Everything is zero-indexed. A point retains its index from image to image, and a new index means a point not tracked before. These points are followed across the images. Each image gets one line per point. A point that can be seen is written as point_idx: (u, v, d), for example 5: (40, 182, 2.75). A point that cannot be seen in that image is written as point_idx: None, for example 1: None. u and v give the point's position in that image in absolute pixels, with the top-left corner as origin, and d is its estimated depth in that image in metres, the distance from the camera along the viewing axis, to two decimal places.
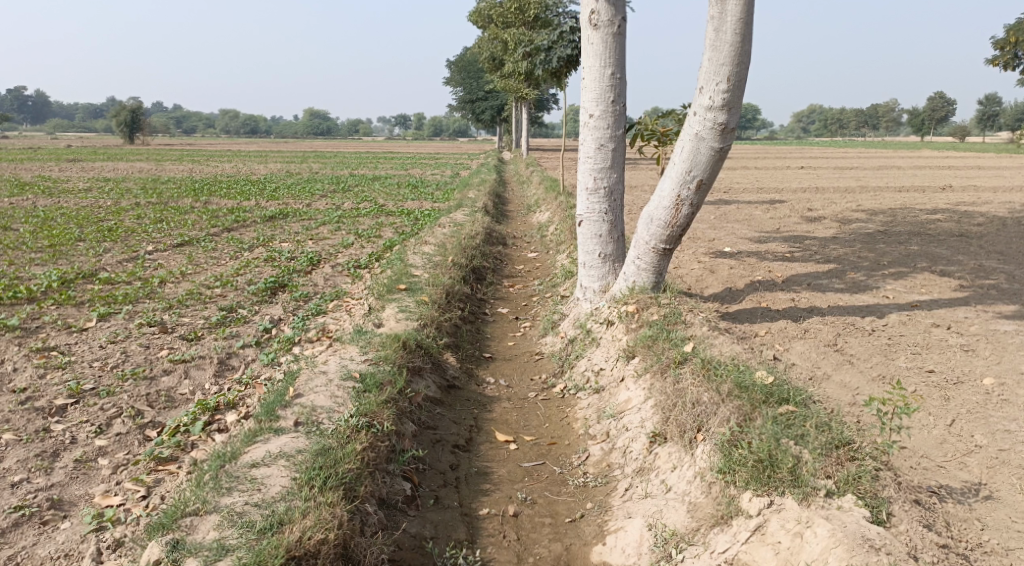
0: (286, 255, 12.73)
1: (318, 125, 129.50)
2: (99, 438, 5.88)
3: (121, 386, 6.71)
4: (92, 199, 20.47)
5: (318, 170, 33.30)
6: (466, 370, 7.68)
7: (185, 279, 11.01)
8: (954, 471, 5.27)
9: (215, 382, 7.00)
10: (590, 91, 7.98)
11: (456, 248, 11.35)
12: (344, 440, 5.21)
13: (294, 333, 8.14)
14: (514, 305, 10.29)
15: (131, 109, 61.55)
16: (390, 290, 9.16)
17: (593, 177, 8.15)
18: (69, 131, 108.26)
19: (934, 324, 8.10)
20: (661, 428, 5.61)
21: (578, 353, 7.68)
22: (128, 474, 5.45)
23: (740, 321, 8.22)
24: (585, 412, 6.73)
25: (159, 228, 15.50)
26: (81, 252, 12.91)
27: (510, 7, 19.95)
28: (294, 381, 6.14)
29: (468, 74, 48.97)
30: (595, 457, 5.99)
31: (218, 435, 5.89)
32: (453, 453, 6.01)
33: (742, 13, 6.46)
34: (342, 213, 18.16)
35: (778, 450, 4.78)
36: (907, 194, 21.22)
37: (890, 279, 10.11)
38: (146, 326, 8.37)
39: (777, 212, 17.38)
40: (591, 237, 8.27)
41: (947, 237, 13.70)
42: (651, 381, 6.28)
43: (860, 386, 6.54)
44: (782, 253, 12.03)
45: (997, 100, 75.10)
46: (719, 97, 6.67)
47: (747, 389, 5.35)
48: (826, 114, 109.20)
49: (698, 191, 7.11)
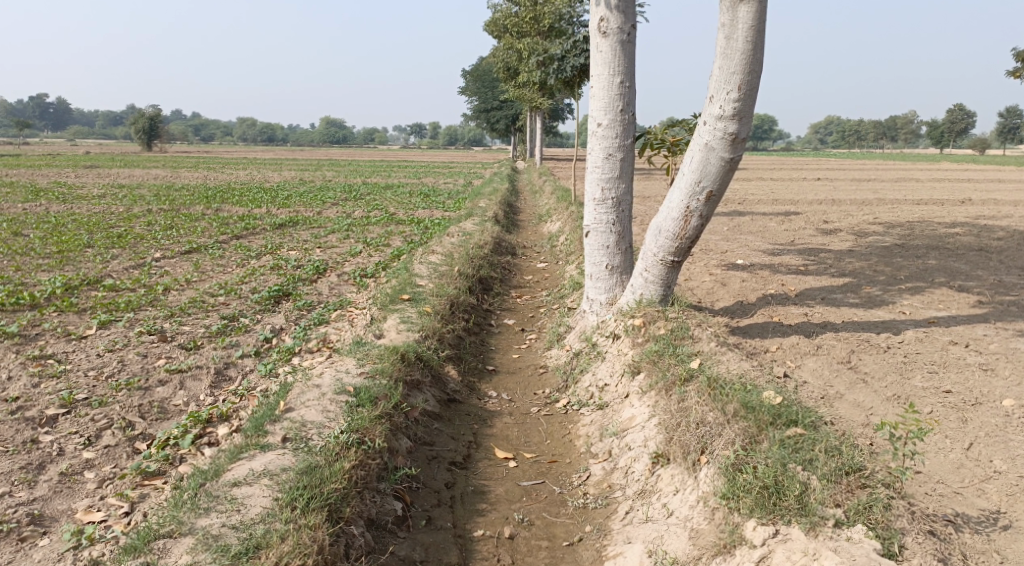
0: (293, 263, 12.61)
1: (335, 133, 130.08)
2: (87, 450, 5.74)
3: (115, 396, 6.58)
4: (105, 205, 20.50)
5: (332, 177, 33.30)
6: (468, 383, 7.50)
7: (189, 286, 10.90)
8: (972, 498, 5.02)
9: (210, 393, 6.85)
10: (599, 100, 7.80)
11: (463, 257, 11.18)
12: (332, 458, 5.04)
13: (294, 343, 7.99)
14: (520, 316, 10.10)
15: (150, 116, 62.07)
16: (394, 301, 9.00)
17: (601, 187, 7.95)
18: (89, 138, 109.58)
19: (952, 341, 7.84)
20: (664, 449, 5.41)
21: (583, 367, 7.47)
22: (113, 488, 5.33)
23: (751, 336, 7.99)
24: (587, 429, 6.53)
25: (169, 235, 15.44)
26: (88, 259, 12.84)
27: (525, 15, 19.85)
28: (287, 394, 5.98)
29: (483, 84, 48.99)
30: (596, 477, 5.78)
31: (208, 449, 5.75)
32: (449, 470, 5.83)
33: (754, 21, 6.27)
34: (352, 221, 18.08)
35: (784, 476, 4.57)
36: (926, 207, 20.89)
37: (907, 294, 9.85)
38: (145, 335, 8.25)
39: (792, 224, 17.12)
40: (598, 248, 8.07)
41: (966, 252, 13.40)
42: (656, 398, 6.08)
43: (874, 406, 6.31)
44: (796, 267, 11.79)
45: (1018, 113, 74.38)
46: (730, 106, 6.47)
47: (753, 410, 5.13)
48: (844, 127, 108.53)
49: (707, 202, 6.91)
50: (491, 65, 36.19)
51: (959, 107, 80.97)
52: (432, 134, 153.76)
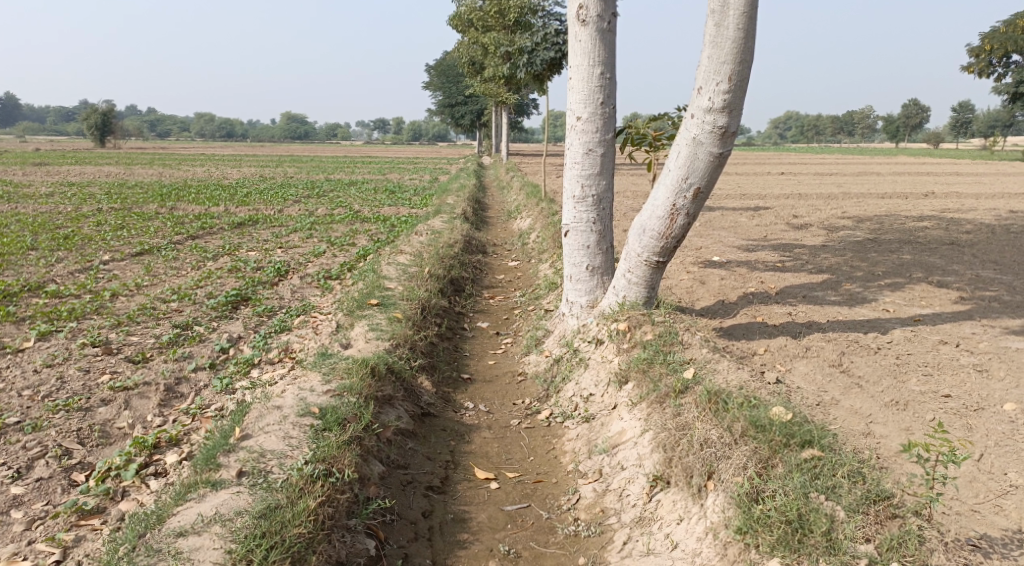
0: (252, 264, 11.94)
1: (295, 128, 127.96)
2: (17, 484, 5.16)
3: (51, 419, 5.96)
4: (53, 204, 19.55)
5: (295, 175, 32.40)
6: (443, 395, 6.97)
7: (140, 292, 10.19)
8: (992, 517, 4.56)
9: (159, 413, 6.24)
10: (578, 92, 7.30)
11: (432, 257, 10.61)
12: (295, 495, 4.51)
13: (253, 354, 7.41)
14: (494, 318, 9.58)
15: (103, 111, 60.14)
16: (360, 306, 8.41)
17: (580, 184, 7.44)
18: (40, 133, 107.14)
19: (942, 341, 7.50)
20: (663, 471, 5.02)
21: (565, 375, 6.99)
22: (44, 530, 4.78)
23: (736, 338, 7.57)
24: (573, 444, 6.06)
25: (119, 236, 14.59)
26: (31, 263, 12.02)
27: (490, 8, 19.22)
28: (244, 417, 5.38)
29: (446, 79, 48.19)
30: (586, 501, 5.31)
31: (154, 481, 5.20)
32: (426, 497, 5.32)
33: (745, 7, 5.83)
34: (314, 219, 17.42)
35: (808, 509, 4.26)
36: (890, 200, 20.77)
37: (888, 291, 9.52)
38: (88, 347, 7.57)
39: (762, 219, 16.81)
40: (577, 249, 7.57)
41: (938, 246, 13.17)
42: (648, 411, 5.63)
43: (873, 413, 5.93)
44: (773, 263, 11.44)
45: (969, 107, 75.85)
46: (719, 98, 6.02)
47: (764, 430, 4.75)
48: (804, 121, 109.57)
49: (694, 199, 6.45)
50: (453, 59, 35.50)
51: (914, 100, 82.11)
52: (395, 130, 151.16)
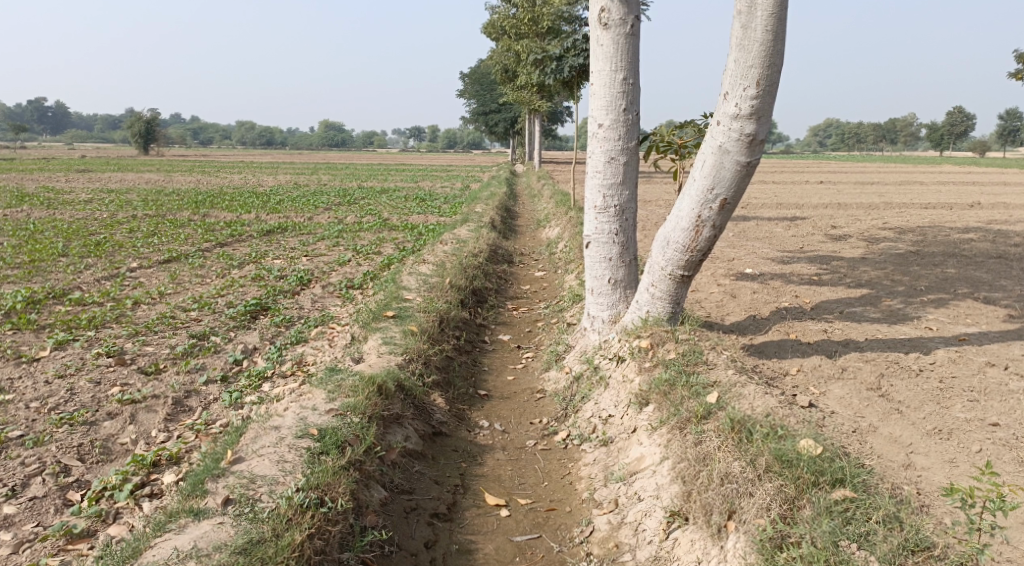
0: (276, 272, 11.80)
1: (332, 135, 129.23)
2: (8, 504, 5.00)
3: (53, 434, 5.80)
4: (90, 210, 19.72)
5: (328, 182, 32.57)
6: (457, 413, 6.67)
7: (162, 300, 10.08)
8: None
9: (163, 428, 6.04)
10: (600, 99, 6.98)
11: (455, 267, 10.35)
12: (282, 527, 4.29)
13: (265, 367, 7.20)
14: (517, 331, 9.26)
15: (148, 119, 60.95)
16: (376, 318, 8.18)
17: (602, 194, 7.12)
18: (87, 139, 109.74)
19: (989, 363, 7.02)
20: (681, 506, 4.69)
21: (585, 395, 6.67)
22: (30, 555, 4.61)
23: (768, 356, 7.18)
24: (590, 469, 5.73)
25: (149, 243, 14.58)
26: (59, 270, 12.03)
27: (523, 16, 19.01)
28: (239, 439, 5.18)
29: (482, 86, 48.28)
30: (599, 534, 4.98)
31: (148, 503, 5.00)
32: (430, 525, 5.05)
33: (774, 7, 5.48)
34: (344, 227, 17.31)
35: (836, 560, 3.98)
36: (934, 211, 20.07)
37: (931, 307, 9.02)
38: (101, 358, 7.42)
39: (799, 229, 16.30)
40: (599, 261, 7.24)
41: (985, 259, 12.57)
42: (668, 437, 5.28)
43: (914, 443, 5.51)
44: (809, 276, 10.99)
45: (1018, 115, 73.83)
46: (747, 104, 5.67)
47: (791, 465, 4.45)
48: (845, 130, 107.66)
49: (721, 211, 6.08)
50: (488, 64, 35.33)
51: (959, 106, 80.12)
52: (431, 137, 151.64)
